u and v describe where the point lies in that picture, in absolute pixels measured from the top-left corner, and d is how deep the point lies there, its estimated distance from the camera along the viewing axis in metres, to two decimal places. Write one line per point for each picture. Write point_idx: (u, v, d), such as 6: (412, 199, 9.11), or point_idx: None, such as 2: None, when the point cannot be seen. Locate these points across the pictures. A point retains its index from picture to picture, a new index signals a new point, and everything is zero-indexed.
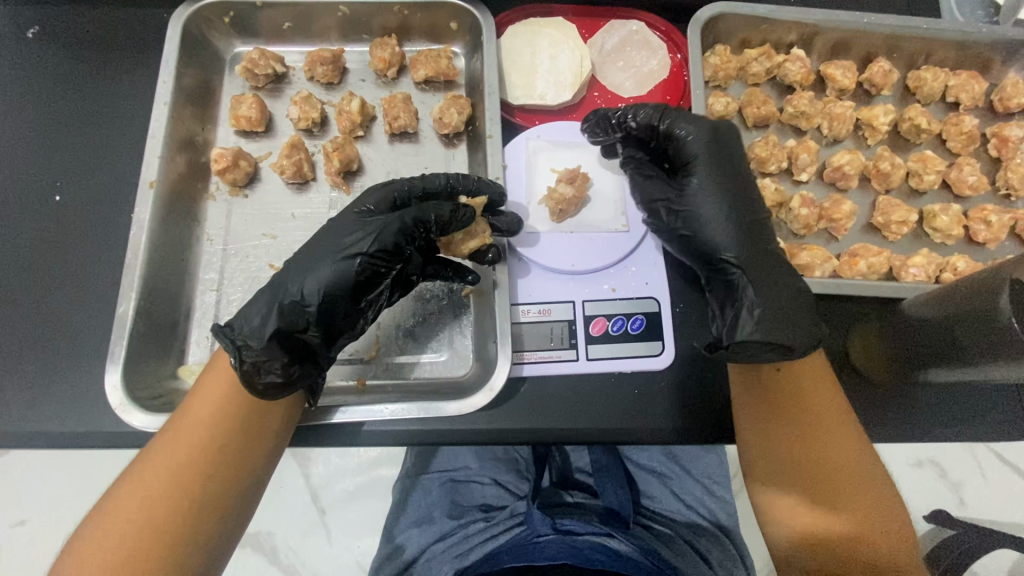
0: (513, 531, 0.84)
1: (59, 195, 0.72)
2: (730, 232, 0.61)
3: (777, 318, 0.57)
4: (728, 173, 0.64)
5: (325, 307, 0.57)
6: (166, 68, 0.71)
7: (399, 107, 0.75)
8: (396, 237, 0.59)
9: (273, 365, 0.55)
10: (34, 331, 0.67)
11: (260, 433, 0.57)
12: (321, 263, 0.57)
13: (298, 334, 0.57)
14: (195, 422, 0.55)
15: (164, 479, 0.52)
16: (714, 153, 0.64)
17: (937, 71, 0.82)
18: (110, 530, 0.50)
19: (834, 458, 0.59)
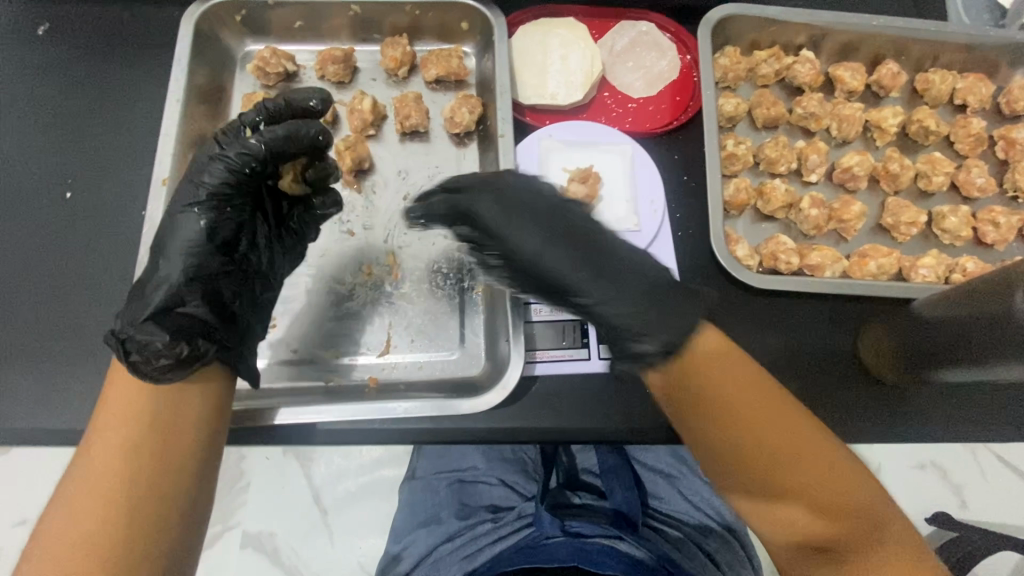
0: (521, 532, 0.84)
1: (69, 193, 0.72)
2: (580, 279, 0.50)
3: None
4: (553, 222, 0.52)
5: (198, 273, 0.58)
6: (178, 66, 0.71)
7: (410, 106, 0.76)
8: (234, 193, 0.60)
9: (157, 346, 0.54)
10: (44, 328, 0.67)
11: (182, 431, 0.55)
12: (171, 234, 0.58)
13: (179, 307, 0.57)
14: (118, 421, 0.53)
15: (97, 481, 0.50)
16: (550, 228, 0.52)
17: (945, 74, 0.83)
18: (54, 541, 0.48)
19: (781, 444, 0.47)
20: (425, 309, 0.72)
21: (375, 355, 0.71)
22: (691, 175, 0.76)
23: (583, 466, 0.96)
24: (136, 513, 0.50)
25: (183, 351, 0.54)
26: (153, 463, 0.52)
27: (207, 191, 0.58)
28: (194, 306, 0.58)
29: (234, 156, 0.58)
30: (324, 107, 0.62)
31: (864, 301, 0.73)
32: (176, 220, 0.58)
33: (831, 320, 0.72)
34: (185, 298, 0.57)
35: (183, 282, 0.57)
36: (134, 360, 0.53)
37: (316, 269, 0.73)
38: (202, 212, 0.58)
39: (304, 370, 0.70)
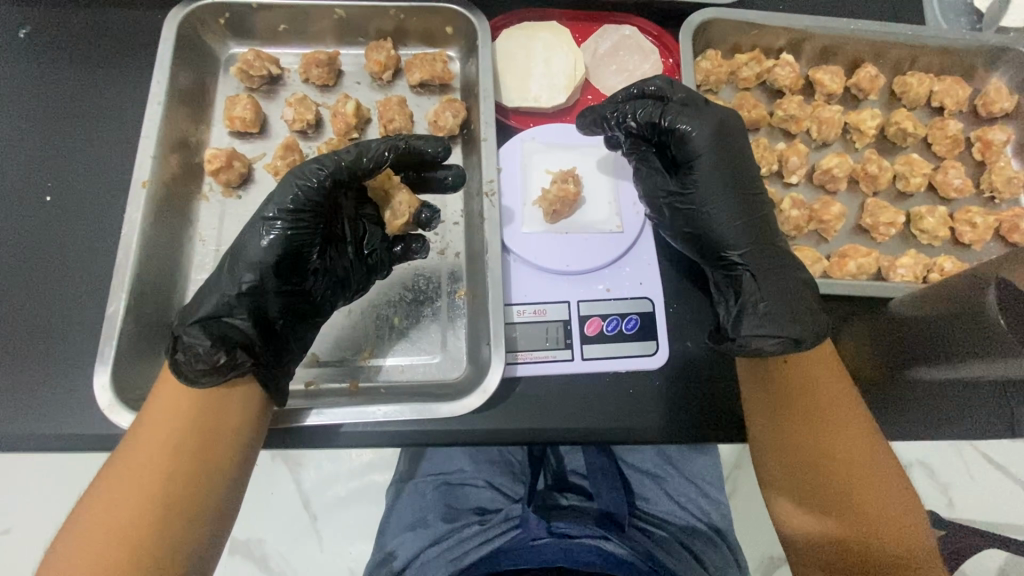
0: (508, 534, 0.83)
1: (50, 196, 0.72)
2: (741, 225, 0.64)
3: (785, 306, 0.60)
4: (730, 177, 0.65)
5: (252, 288, 0.59)
6: (161, 68, 0.71)
7: (394, 110, 0.76)
8: (308, 211, 0.60)
9: (200, 349, 0.54)
10: (23, 333, 0.66)
11: (224, 431, 0.56)
12: (243, 244, 0.59)
13: (227, 317, 0.58)
14: (168, 413, 0.55)
15: (149, 470, 0.53)
16: (723, 149, 0.65)
17: (922, 77, 0.84)
18: (100, 524, 0.51)
19: (847, 440, 0.59)
20: (412, 313, 0.72)
21: (356, 359, 0.70)
22: None
23: (570, 466, 0.96)
24: (171, 504, 0.52)
25: (218, 360, 0.55)
26: (195, 457, 0.54)
27: (284, 211, 0.59)
28: (240, 318, 0.59)
29: (312, 177, 0.59)
30: (437, 152, 0.64)
31: (847, 302, 0.73)
32: (252, 229, 0.59)
33: None
34: (234, 309, 0.58)
35: (238, 294, 0.59)
36: (177, 357, 0.54)
37: (377, 289, 0.72)
38: (275, 229, 0.59)
39: (334, 373, 0.70)
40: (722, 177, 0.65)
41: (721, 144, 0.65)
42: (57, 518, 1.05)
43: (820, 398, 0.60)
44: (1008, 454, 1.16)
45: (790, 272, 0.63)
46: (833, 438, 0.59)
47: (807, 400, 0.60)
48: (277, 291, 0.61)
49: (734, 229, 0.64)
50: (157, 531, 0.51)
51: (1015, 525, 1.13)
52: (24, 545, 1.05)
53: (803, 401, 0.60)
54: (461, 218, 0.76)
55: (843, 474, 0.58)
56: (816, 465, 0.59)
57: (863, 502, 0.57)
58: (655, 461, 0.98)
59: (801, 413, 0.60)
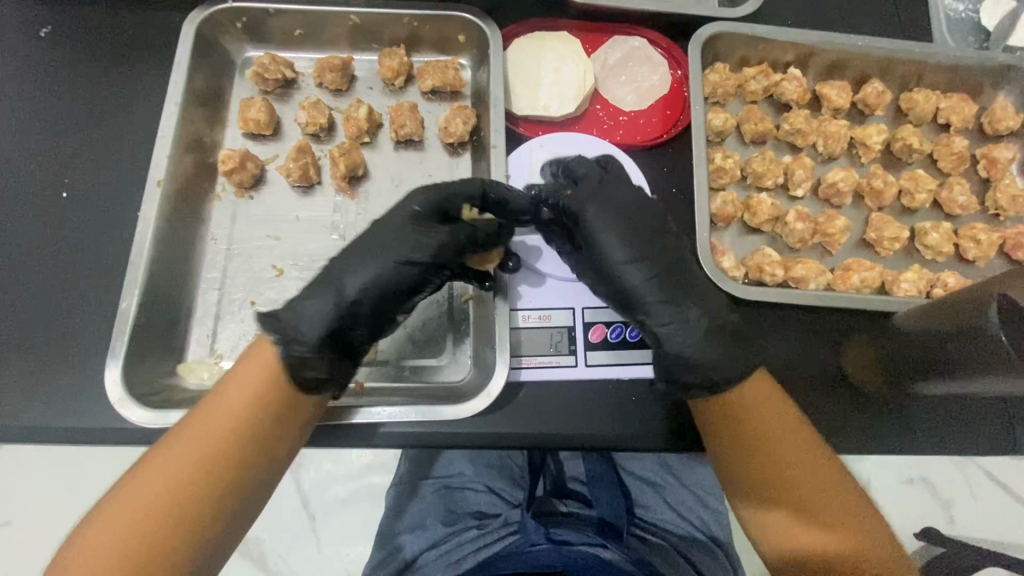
0: (507, 539, 0.83)
1: (66, 192, 0.73)
2: (649, 280, 0.63)
3: (698, 356, 0.61)
4: (635, 240, 0.64)
5: (378, 310, 0.61)
6: (179, 70, 0.73)
7: (405, 115, 0.77)
8: (444, 252, 0.63)
9: (317, 364, 0.58)
10: (35, 326, 0.67)
11: (272, 438, 0.57)
12: (391, 271, 0.61)
13: (343, 331, 0.59)
14: (222, 412, 0.55)
15: (191, 466, 0.53)
16: (609, 215, 0.65)
17: (929, 94, 0.85)
18: (130, 505, 0.51)
19: (811, 469, 0.59)
20: (419, 317, 0.73)
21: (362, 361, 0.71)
22: (679, 187, 0.78)
23: (570, 473, 0.97)
24: (202, 502, 0.52)
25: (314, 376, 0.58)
26: (244, 456, 0.55)
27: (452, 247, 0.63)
28: (359, 334, 0.61)
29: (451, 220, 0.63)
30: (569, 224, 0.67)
31: (851, 315, 0.73)
32: (374, 257, 0.61)
33: (817, 333, 0.72)
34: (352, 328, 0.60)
35: (349, 308, 0.59)
36: (287, 361, 0.57)
37: (441, 299, 0.73)
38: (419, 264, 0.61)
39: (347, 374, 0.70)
40: (632, 242, 0.64)
41: (598, 208, 0.65)
42: (58, 512, 1.06)
43: (770, 425, 0.60)
44: (1010, 473, 1.15)
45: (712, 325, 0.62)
46: (796, 471, 0.59)
47: (761, 429, 0.60)
48: (378, 314, 0.61)
49: (650, 294, 0.62)
50: (182, 523, 0.52)
51: (1016, 544, 1.12)
52: (24, 538, 1.06)
53: (762, 436, 0.60)
54: None
55: (808, 494, 0.58)
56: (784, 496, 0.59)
57: (837, 525, 0.57)
58: (656, 470, 0.99)
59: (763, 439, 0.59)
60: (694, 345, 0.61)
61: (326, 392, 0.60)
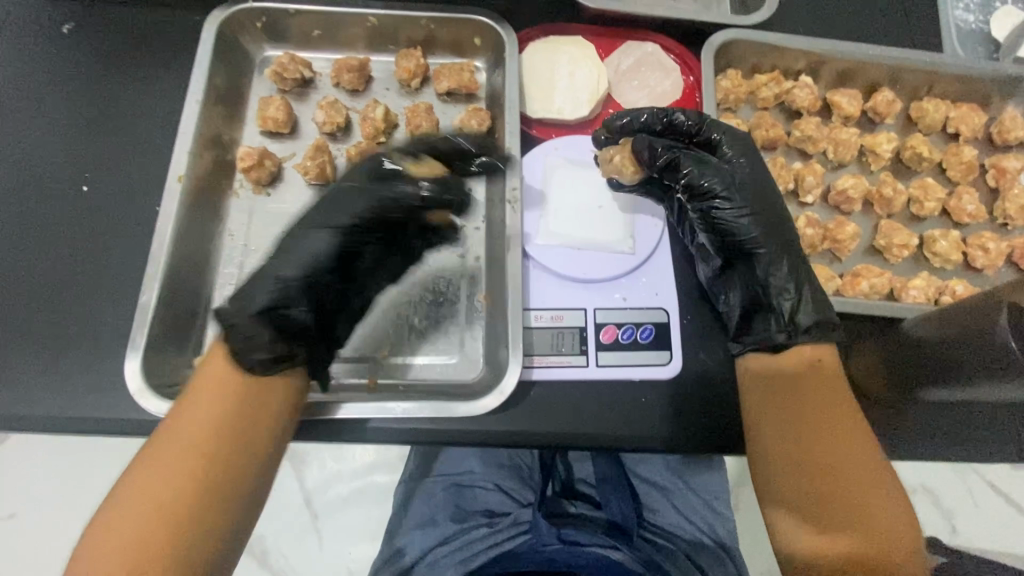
0: (518, 539, 0.85)
1: (86, 186, 0.74)
2: (761, 222, 0.67)
3: (820, 299, 0.65)
4: (750, 186, 0.68)
5: (310, 285, 0.60)
6: (200, 68, 0.74)
7: (422, 116, 0.78)
8: (355, 219, 0.61)
9: (258, 342, 0.57)
10: (54, 317, 0.68)
11: (246, 445, 0.56)
12: (302, 244, 0.61)
13: (285, 309, 0.58)
14: (186, 431, 0.55)
15: (167, 486, 0.52)
16: (747, 169, 0.69)
17: (938, 103, 0.86)
18: (110, 542, 0.50)
19: (845, 449, 0.59)
20: (433, 314, 0.74)
21: (376, 357, 0.72)
22: None
23: (579, 475, 0.97)
24: (186, 520, 0.52)
25: (256, 358, 0.56)
26: (234, 458, 0.55)
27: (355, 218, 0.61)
28: (298, 313, 0.59)
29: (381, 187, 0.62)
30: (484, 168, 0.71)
31: (859, 321, 0.74)
32: (318, 236, 0.61)
33: None
34: (293, 305, 0.59)
35: (293, 287, 0.59)
36: (235, 348, 0.56)
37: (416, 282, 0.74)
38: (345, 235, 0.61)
39: (353, 370, 0.71)
40: (729, 182, 0.67)
41: (728, 143, 0.70)
42: (65, 504, 1.07)
43: (827, 404, 0.61)
44: (1011, 483, 1.16)
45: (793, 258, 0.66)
46: (834, 447, 0.59)
47: (817, 404, 0.61)
48: (320, 288, 0.61)
49: (762, 229, 0.67)
50: (169, 544, 0.51)
51: (1018, 554, 1.12)
52: (30, 529, 1.06)
53: (819, 410, 0.61)
54: (482, 223, 0.78)
55: (846, 485, 0.57)
56: (821, 481, 0.58)
57: (871, 516, 0.56)
58: (661, 472, 0.99)
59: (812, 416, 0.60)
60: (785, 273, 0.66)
61: (298, 360, 0.60)
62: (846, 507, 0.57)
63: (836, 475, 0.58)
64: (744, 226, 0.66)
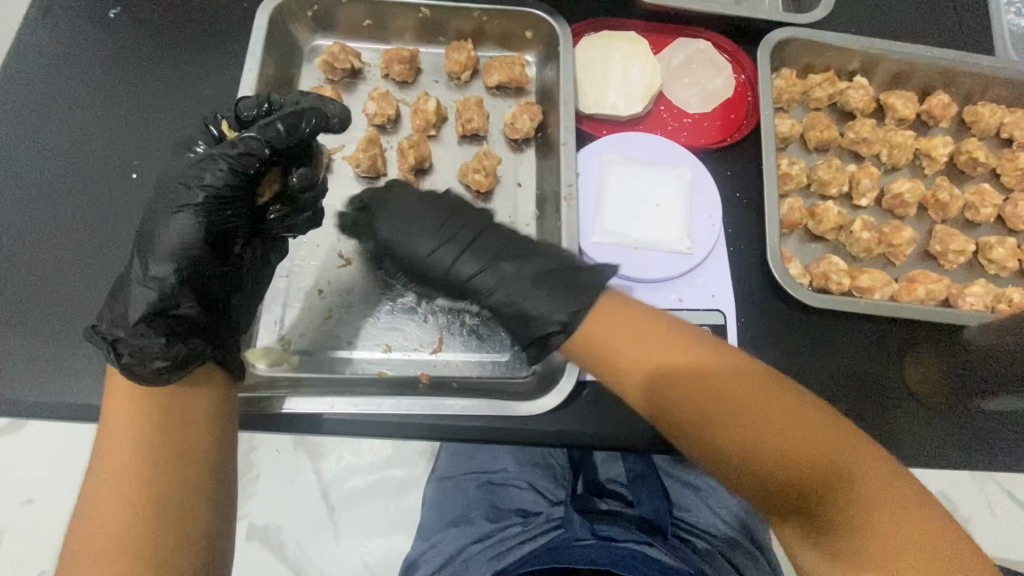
0: (551, 534, 0.81)
1: (135, 173, 0.73)
2: (495, 272, 0.58)
3: (566, 294, 0.55)
4: (492, 247, 0.60)
5: (189, 276, 0.58)
6: (252, 56, 0.73)
7: (473, 110, 0.77)
8: (215, 202, 0.59)
9: (152, 349, 0.54)
10: (104, 304, 0.67)
11: (191, 416, 0.56)
12: (159, 235, 0.57)
13: (172, 309, 0.57)
14: (126, 416, 0.54)
15: (126, 472, 0.52)
16: (411, 206, 0.63)
17: (994, 108, 0.84)
18: (95, 536, 0.50)
19: (765, 406, 0.48)
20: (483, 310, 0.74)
21: (428, 353, 0.72)
22: (744, 192, 0.77)
23: (609, 475, 0.95)
24: (159, 496, 0.52)
25: (175, 355, 0.55)
26: (183, 429, 0.55)
27: (202, 192, 0.58)
28: (185, 308, 0.58)
29: (236, 156, 0.58)
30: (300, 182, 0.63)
31: (915, 327, 0.73)
32: (161, 226, 0.58)
33: (883, 342, 0.72)
34: (172, 303, 0.57)
35: (175, 285, 0.57)
36: (128, 363, 0.53)
37: (311, 269, 0.73)
38: (196, 210, 0.58)
39: (307, 362, 0.70)
40: (478, 256, 0.59)
41: (406, 207, 0.63)
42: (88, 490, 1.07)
43: (731, 386, 0.48)
44: None
45: (573, 309, 0.54)
46: (753, 415, 0.47)
47: (718, 389, 0.48)
48: (201, 280, 0.59)
49: (533, 286, 0.56)
50: (152, 523, 0.51)
51: None
52: (53, 514, 1.06)
53: (727, 396, 0.48)
54: (533, 219, 0.77)
55: (800, 467, 0.46)
56: (766, 468, 0.47)
57: (844, 482, 0.45)
58: (695, 474, 0.98)
59: (727, 413, 0.47)
60: (564, 311, 0.54)
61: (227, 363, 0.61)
62: (785, 473, 0.46)
63: (776, 455, 0.46)
64: (554, 318, 0.54)
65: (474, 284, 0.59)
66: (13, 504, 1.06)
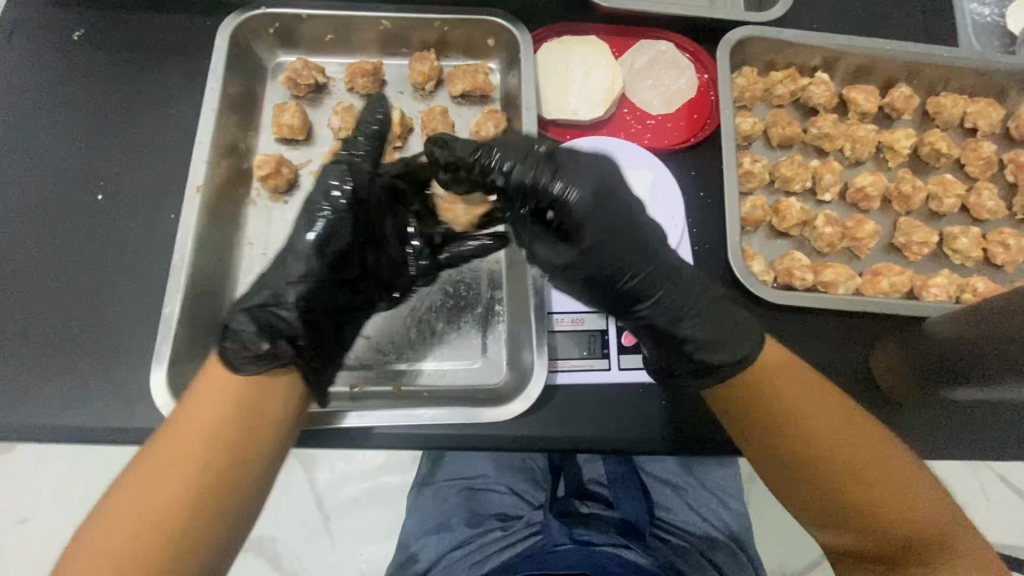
0: (530, 540, 0.83)
1: (101, 194, 0.73)
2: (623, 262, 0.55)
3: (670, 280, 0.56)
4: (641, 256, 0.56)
5: (311, 279, 0.60)
6: (214, 75, 0.73)
7: (437, 120, 0.78)
8: (355, 207, 0.61)
9: (246, 340, 0.56)
10: (74, 329, 0.68)
11: (263, 417, 0.57)
12: (291, 238, 0.61)
13: (273, 307, 0.58)
14: (204, 405, 0.56)
15: (190, 455, 0.53)
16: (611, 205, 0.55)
17: (956, 98, 0.85)
18: (129, 517, 0.50)
19: (857, 444, 0.55)
20: (454, 320, 0.74)
21: (401, 363, 0.72)
22: (708, 192, 0.78)
23: (591, 475, 0.93)
24: (207, 490, 0.53)
25: (263, 349, 0.56)
26: (254, 427, 0.57)
27: (343, 196, 0.60)
28: (286, 309, 0.58)
29: (357, 165, 0.62)
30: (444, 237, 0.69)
31: (877, 319, 0.74)
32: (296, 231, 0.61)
33: (844, 337, 0.73)
34: (282, 297, 0.59)
35: (287, 284, 0.59)
36: (225, 351, 0.56)
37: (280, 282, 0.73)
38: (329, 217, 0.60)
39: None
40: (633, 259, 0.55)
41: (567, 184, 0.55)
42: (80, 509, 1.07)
43: (848, 446, 0.55)
44: None
45: (721, 351, 0.57)
46: (847, 459, 0.55)
47: (807, 417, 0.56)
48: (321, 287, 0.60)
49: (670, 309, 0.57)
50: (191, 516, 0.52)
51: None
52: (46, 534, 1.06)
53: (812, 420, 0.56)
54: None
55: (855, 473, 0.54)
56: (851, 509, 0.54)
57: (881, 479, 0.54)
58: (675, 472, 0.99)
59: (845, 471, 0.54)
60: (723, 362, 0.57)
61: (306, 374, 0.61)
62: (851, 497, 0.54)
63: (871, 513, 0.53)
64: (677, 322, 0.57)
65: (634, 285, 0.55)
66: (6, 526, 1.06)
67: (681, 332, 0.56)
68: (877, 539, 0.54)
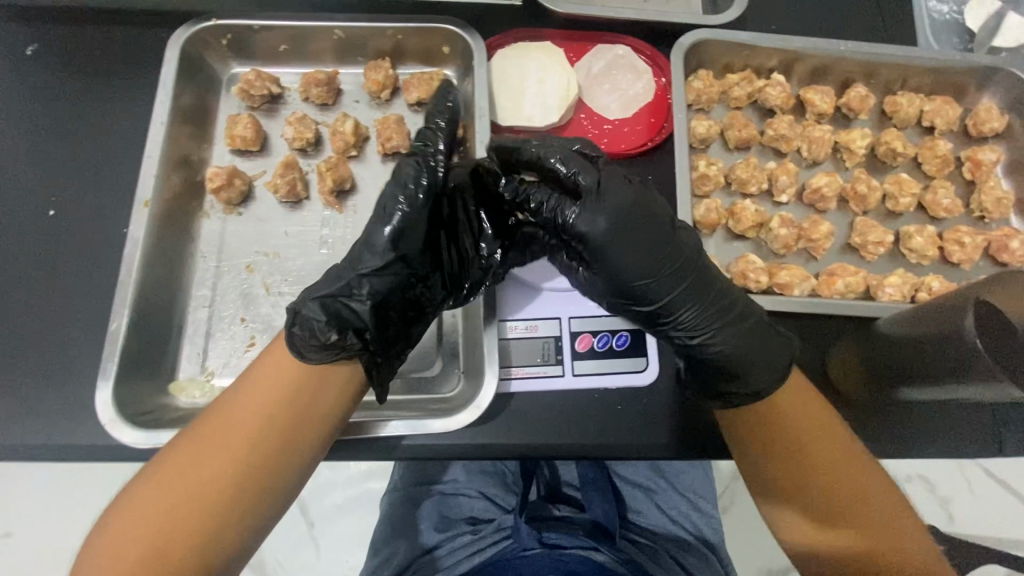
0: (501, 544, 0.83)
1: (53, 210, 0.73)
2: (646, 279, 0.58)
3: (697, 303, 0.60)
4: (662, 273, 0.59)
5: (377, 271, 0.59)
6: (164, 88, 0.73)
7: (392, 128, 0.78)
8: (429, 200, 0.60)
9: (318, 329, 0.56)
10: (24, 346, 0.67)
11: (312, 413, 0.57)
12: (365, 229, 0.60)
13: (345, 298, 0.58)
14: (260, 391, 0.56)
15: (238, 441, 0.54)
16: (640, 226, 0.58)
17: (912, 97, 0.85)
18: (171, 489, 0.52)
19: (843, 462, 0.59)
20: None
21: None
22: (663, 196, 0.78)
23: (565, 479, 0.94)
24: (245, 478, 0.54)
25: (330, 339, 0.55)
26: (302, 422, 0.57)
27: (421, 188, 0.59)
28: (358, 300, 0.58)
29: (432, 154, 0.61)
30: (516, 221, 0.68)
31: (831, 319, 0.74)
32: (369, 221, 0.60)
33: (799, 338, 0.73)
34: (355, 289, 0.58)
35: (359, 275, 0.58)
36: (294, 337, 0.56)
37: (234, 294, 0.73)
38: (405, 210, 0.59)
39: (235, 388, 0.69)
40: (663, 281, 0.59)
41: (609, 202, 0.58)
42: (51, 525, 1.06)
43: (837, 462, 0.58)
44: (1004, 471, 1.15)
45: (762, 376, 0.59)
46: (831, 473, 0.58)
47: (798, 429, 0.59)
48: (391, 280, 0.59)
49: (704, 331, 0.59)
50: (226, 499, 0.53)
51: (1012, 541, 1.12)
52: (17, 551, 1.05)
53: (806, 436, 0.59)
54: None
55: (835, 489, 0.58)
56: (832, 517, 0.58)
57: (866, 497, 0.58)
58: (647, 475, 0.99)
59: (829, 484, 0.58)
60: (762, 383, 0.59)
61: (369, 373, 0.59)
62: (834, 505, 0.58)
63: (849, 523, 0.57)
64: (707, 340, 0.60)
65: (649, 297, 0.59)
66: None
67: (697, 340, 0.60)
68: (862, 544, 0.57)
